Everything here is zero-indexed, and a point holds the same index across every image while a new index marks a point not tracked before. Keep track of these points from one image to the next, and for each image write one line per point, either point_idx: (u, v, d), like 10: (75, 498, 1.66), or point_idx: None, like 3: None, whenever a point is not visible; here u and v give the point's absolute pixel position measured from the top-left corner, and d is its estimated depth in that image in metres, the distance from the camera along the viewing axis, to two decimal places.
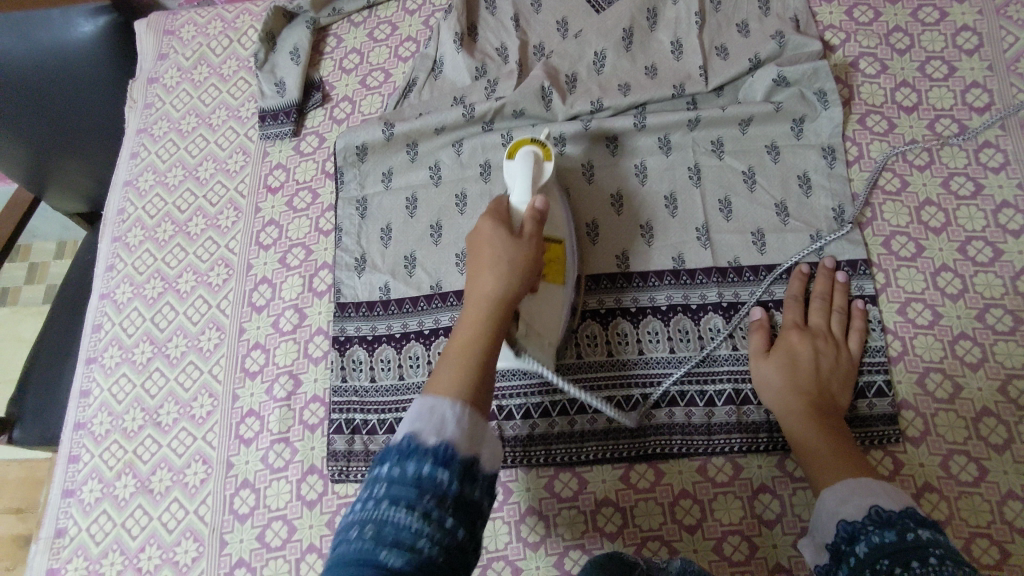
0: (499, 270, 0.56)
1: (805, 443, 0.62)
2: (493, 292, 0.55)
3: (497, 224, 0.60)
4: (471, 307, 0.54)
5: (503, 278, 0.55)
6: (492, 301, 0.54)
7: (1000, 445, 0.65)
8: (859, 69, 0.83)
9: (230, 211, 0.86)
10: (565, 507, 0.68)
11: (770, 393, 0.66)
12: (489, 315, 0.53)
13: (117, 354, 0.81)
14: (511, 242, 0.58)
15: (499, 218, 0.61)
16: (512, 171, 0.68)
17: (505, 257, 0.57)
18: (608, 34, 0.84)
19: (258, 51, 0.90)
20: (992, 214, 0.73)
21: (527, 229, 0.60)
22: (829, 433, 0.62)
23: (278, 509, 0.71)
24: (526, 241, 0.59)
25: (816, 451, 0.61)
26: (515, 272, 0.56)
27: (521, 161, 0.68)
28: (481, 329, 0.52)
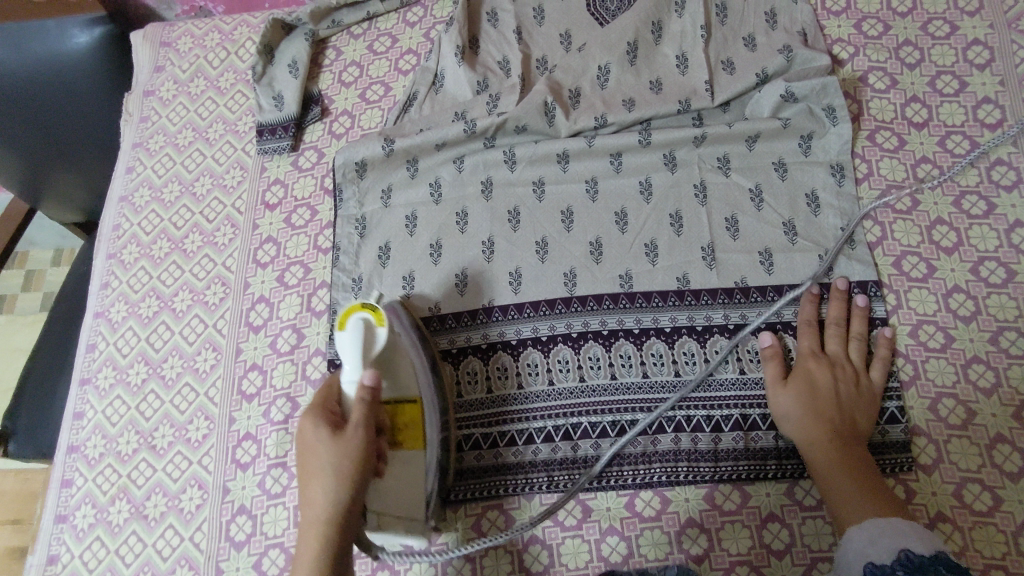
0: (326, 485, 0.51)
1: (829, 480, 0.61)
2: (321, 514, 0.51)
3: (322, 433, 0.53)
4: (303, 518, 0.52)
5: (333, 488, 0.51)
6: (321, 521, 0.51)
7: (1015, 473, 0.63)
8: (868, 84, 0.81)
9: (227, 227, 0.85)
10: (569, 535, 0.66)
11: (790, 424, 0.65)
12: (322, 532, 0.50)
13: (111, 375, 0.79)
14: (332, 448, 0.52)
15: (328, 417, 0.55)
16: (342, 342, 0.59)
17: (328, 467, 0.52)
18: (612, 48, 0.83)
19: (256, 64, 0.88)
20: (1005, 234, 0.72)
21: (353, 421, 0.54)
22: (854, 469, 0.60)
23: (275, 536, 0.69)
24: (353, 438, 0.53)
25: (839, 488, 0.60)
26: (343, 483, 0.51)
27: (352, 337, 0.59)
28: (318, 528, 0.51)
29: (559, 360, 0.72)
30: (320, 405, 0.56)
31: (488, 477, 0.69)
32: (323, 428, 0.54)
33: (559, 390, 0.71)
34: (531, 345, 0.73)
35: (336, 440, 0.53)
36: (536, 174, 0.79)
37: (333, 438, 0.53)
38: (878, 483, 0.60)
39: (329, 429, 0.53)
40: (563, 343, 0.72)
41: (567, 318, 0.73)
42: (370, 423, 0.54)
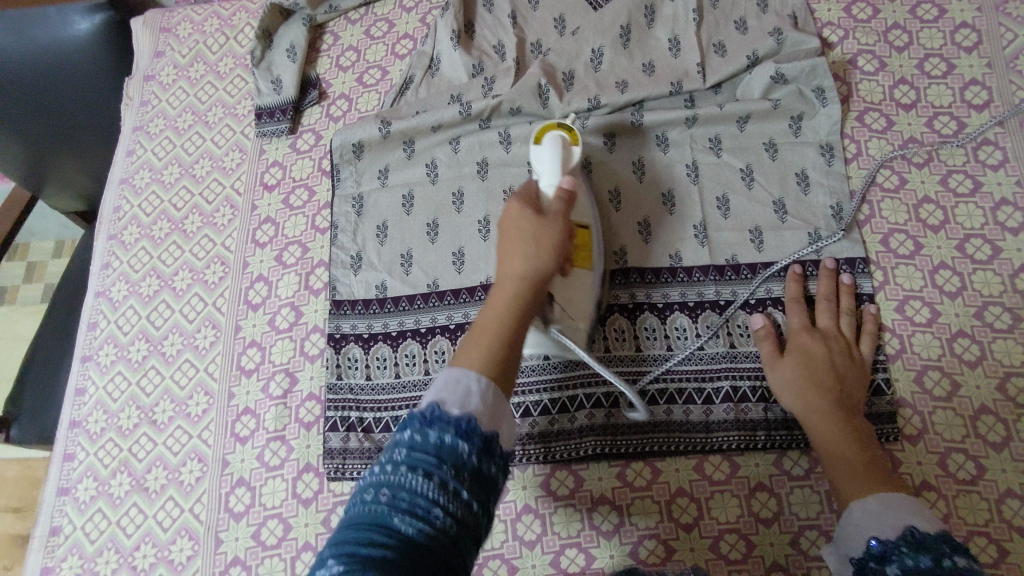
0: (528, 250, 0.55)
1: (838, 445, 0.60)
2: (529, 272, 0.54)
3: (528, 209, 0.58)
4: (506, 280, 0.54)
5: (537, 257, 0.54)
6: (525, 280, 0.53)
7: (998, 443, 0.64)
8: (857, 66, 0.82)
9: (227, 209, 0.86)
10: (562, 504, 0.68)
11: (789, 397, 0.65)
12: (517, 287, 0.53)
13: (113, 352, 0.81)
14: (538, 221, 0.57)
15: (531, 202, 0.59)
16: (540, 152, 0.69)
17: (533, 234, 0.56)
18: (605, 31, 0.84)
19: (255, 49, 0.90)
20: (991, 212, 0.73)
21: (554, 209, 0.59)
22: (860, 438, 0.61)
23: (274, 507, 0.71)
24: (555, 220, 0.58)
25: (842, 459, 0.60)
26: (544, 252, 0.55)
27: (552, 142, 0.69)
28: (516, 292, 0.53)
29: None
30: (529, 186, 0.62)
31: None
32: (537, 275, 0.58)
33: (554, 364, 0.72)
34: None
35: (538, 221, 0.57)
36: (531, 155, 0.81)
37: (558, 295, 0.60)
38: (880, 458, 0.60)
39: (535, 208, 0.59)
40: None
41: None
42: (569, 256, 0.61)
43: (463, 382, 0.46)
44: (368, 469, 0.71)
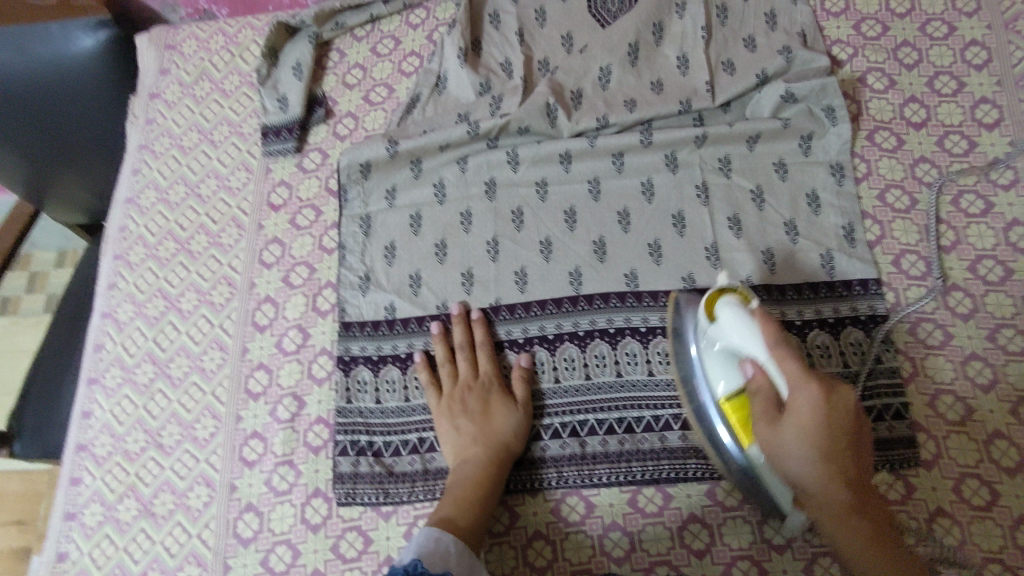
0: (508, 416, 0.69)
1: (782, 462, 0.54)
2: (499, 433, 0.68)
3: (495, 376, 0.73)
4: (480, 436, 0.68)
5: (511, 420, 0.69)
6: (495, 441, 0.68)
7: (1012, 468, 0.64)
8: (867, 84, 0.82)
9: (233, 229, 0.85)
10: (573, 531, 0.67)
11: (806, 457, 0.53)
12: (489, 451, 0.67)
13: (119, 374, 0.80)
14: (507, 398, 0.70)
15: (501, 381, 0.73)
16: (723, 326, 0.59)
17: (511, 408, 0.70)
18: (613, 49, 0.84)
19: (261, 66, 0.89)
20: (1002, 232, 0.73)
21: (519, 390, 0.71)
22: (844, 485, 0.53)
23: (282, 533, 0.70)
24: (521, 401, 0.70)
25: (802, 468, 0.53)
26: (522, 420, 0.70)
27: (729, 312, 0.58)
28: (483, 467, 0.66)
29: (566, 358, 0.73)
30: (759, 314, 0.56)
31: (514, 471, 0.70)
32: (765, 411, 0.54)
33: (565, 388, 0.72)
34: (538, 344, 0.74)
35: (790, 414, 0.53)
36: (539, 175, 0.80)
37: (777, 411, 0.54)
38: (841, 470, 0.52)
39: (771, 404, 0.54)
40: (570, 341, 0.74)
41: (574, 317, 0.74)
42: (826, 390, 0.52)
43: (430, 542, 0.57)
44: (378, 495, 0.70)
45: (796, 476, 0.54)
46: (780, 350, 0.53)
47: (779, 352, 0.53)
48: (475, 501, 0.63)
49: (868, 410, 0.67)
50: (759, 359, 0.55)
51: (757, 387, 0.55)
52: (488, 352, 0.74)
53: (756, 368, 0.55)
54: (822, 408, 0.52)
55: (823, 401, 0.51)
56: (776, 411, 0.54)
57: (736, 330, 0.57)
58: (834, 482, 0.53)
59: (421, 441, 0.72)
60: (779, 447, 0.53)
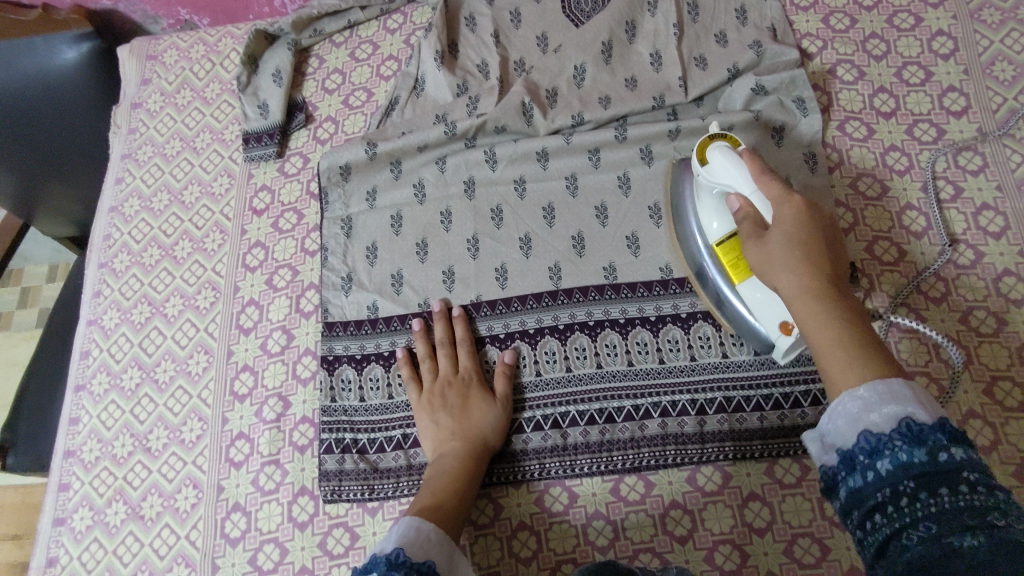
0: (489, 414, 0.70)
1: (816, 331, 0.51)
2: (480, 431, 0.69)
3: (476, 375, 0.73)
4: (460, 433, 0.69)
5: (490, 418, 0.70)
6: (475, 438, 0.68)
7: (987, 446, 0.65)
8: (837, 76, 0.84)
9: (217, 234, 0.86)
10: (557, 521, 0.68)
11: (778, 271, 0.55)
12: (468, 447, 0.68)
13: (106, 381, 0.81)
14: (487, 397, 0.71)
15: (482, 379, 0.73)
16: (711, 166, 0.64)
17: (491, 407, 0.70)
18: (587, 48, 0.85)
19: (241, 74, 0.91)
20: (972, 216, 0.74)
21: (500, 388, 0.72)
22: (853, 312, 0.50)
23: (269, 531, 0.71)
24: (501, 400, 0.71)
25: (818, 318, 0.50)
26: (503, 418, 0.71)
27: (721, 156, 0.63)
28: (463, 463, 0.67)
29: (547, 351, 0.74)
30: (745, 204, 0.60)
31: (498, 464, 0.71)
32: (754, 233, 0.58)
33: (546, 380, 0.73)
34: (519, 338, 0.75)
35: (772, 227, 0.56)
36: (518, 173, 0.82)
37: (768, 237, 0.56)
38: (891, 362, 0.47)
39: (754, 224, 0.58)
40: (550, 334, 0.75)
41: (554, 310, 0.75)
42: (813, 207, 0.57)
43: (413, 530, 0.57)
44: (364, 491, 0.71)
45: (813, 307, 0.52)
46: (765, 178, 0.59)
47: (774, 199, 0.58)
48: (455, 492, 0.64)
49: None
50: (750, 204, 0.60)
51: (744, 217, 0.60)
52: (469, 347, 0.75)
53: (744, 211, 0.60)
54: (803, 212, 0.56)
55: (799, 211, 0.56)
56: (760, 229, 0.58)
57: (732, 172, 0.62)
58: (832, 303, 0.51)
59: (405, 437, 0.73)
60: (775, 255, 0.55)
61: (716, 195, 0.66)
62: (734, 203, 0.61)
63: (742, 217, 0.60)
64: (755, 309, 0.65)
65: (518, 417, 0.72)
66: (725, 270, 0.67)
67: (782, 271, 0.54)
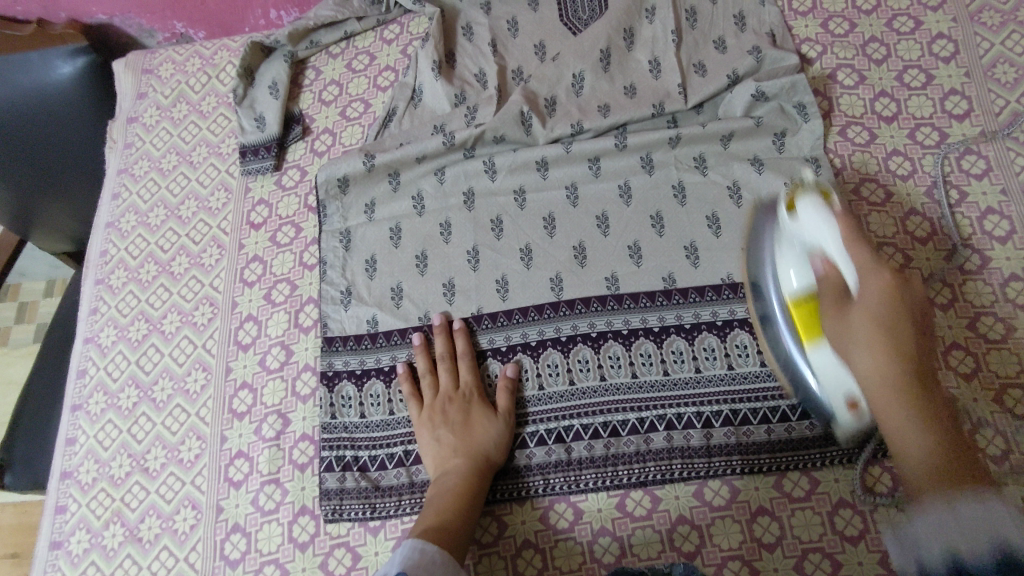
0: (493, 430, 0.69)
1: (892, 423, 0.50)
2: (483, 447, 0.68)
3: (478, 391, 0.72)
4: (463, 450, 0.68)
5: (494, 434, 0.69)
6: (478, 455, 0.67)
7: (999, 456, 0.63)
8: (837, 81, 0.83)
9: (214, 249, 0.85)
10: (562, 538, 0.67)
11: (859, 353, 0.51)
12: (472, 464, 0.67)
13: (102, 400, 0.80)
14: (490, 413, 0.70)
15: (483, 394, 0.72)
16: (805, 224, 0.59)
17: (494, 423, 0.69)
18: (585, 56, 0.84)
19: (237, 87, 0.90)
20: (977, 221, 0.73)
21: (502, 403, 0.71)
22: (937, 422, 0.48)
23: (269, 553, 0.69)
24: (504, 416, 0.70)
25: (907, 426, 0.49)
26: (507, 434, 0.69)
27: (812, 211, 0.59)
28: (467, 481, 0.65)
29: (549, 364, 0.73)
30: (830, 267, 0.56)
31: (502, 480, 0.70)
32: (835, 306, 0.54)
33: (549, 394, 0.72)
34: (521, 351, 0.74)
35: (856, 302, 0.52)
36: (517, 183, 0.81)
37: (850, 317, 0.52)
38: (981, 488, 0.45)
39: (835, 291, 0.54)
40: (553, 346, 0.74)
41: (555, 322, 0.74)
42: (904, 293, 0.51)
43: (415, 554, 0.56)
44: (366, 509, 0.70)
45: (872, 367, 0.50)
46: (855, 248, 0.54)
47: (863, 269, 0.53)
48: (459, 511, 0.63)
49: None
50: (835, 268, 0.55)
51: (825, 284, 0.56)
52: (470, 362, 0.73)
53: (829, 277, 0.55)
54: (890, 298, 0.51)
55: (889, 291, 0.51)
56: (844, 305, 0.54)
57: (824, 230, 0.57)
58: (923, 425, 0.48)
59: (406, 453, 0.72)
60: (860, 366, 0.51)
61: (800, 246, 0.61)
62: (818, 263, 0.57)
63: (824, 283, 0.56)
64: (823, 380, 0.60)
65: (521, 432, 0.71)
66: (798, 332, 0.62)
67: (861, 364, 0.51)
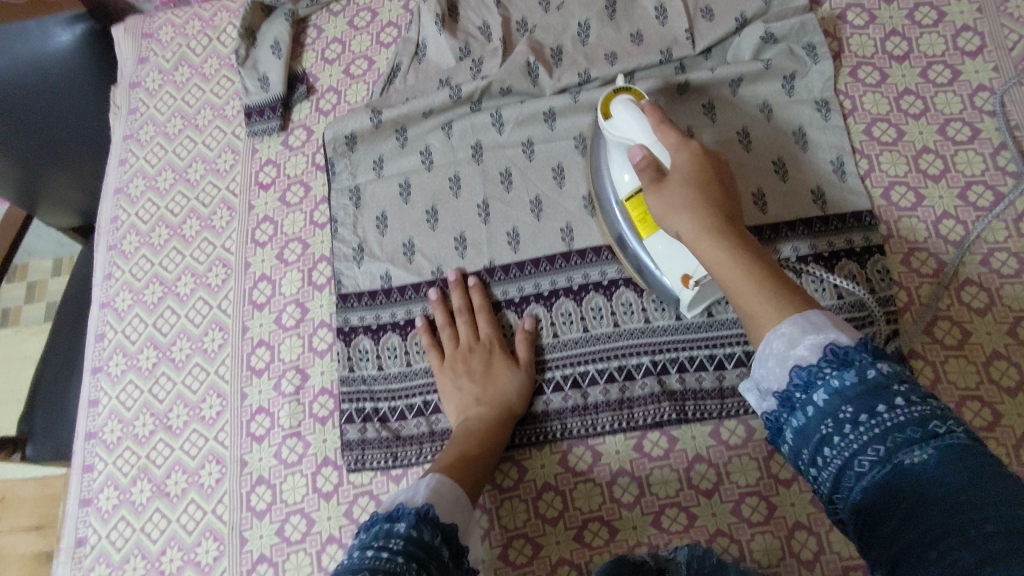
0: (514, 379, 0.70)
1: (725, 274, 0.49)
2: (506, 396, 0.69)
3: (499, 342, 0.73)
4: (484, 400, 0.69)
5: (514, 385, 0.70)
6: (500, 404, 0.69)
7: (1011, 387, 0.65)
8: (848, 21, 0.81)
9: (224, 211, 0.86)
10: (581, 480, 0.68)
11: (676, 211, 0.53)
12: (494, 413, 0.68)
13: (122, 362, 0.81)
14: (511, 364, 0.71)
15: (504, 346, 0.73)
16: (615, 125, 0.61)
17: (513, 376, 0.70)
18: (590, 4, 0.83)
19: (239, 47, 0.89)
20: (990, 157, 0.73)
21: (523, 354, 0.72)
22: (754, 256, 0.49)
23: (295, 503, 0.71)
24: (524, 368, 0.71)
25: (736, 273, 0.48)
26: (527, 384, 0.70)
27: (625, 109, 0.60)
28: (488, 428, 0.67)
29: (562, 313, 0.74)
30: (643, 152, 0.57)
31: (521, 426, 0.71)
32: (653, 184, 0.55)
33: (564, 341, 0.73)
34: (534, 301, 0.75)
35: (672, 174, 0.55)
36: (525, 135, 0.80)
37: (664, 182, 0.55)
38: (802, 299, 0.45)
39: (653, 170, 0.56)
40: (565, 295, 0.74)
41: (567, 272, 0.75)
42: (708, 156, 0.56)
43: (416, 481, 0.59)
44: (388, 458, 0.71)
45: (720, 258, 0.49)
46: (666, 132, 0.57)
47: (672, 146, 0.56)
48: (480, 455, 0.64)
49: None
50: (672, 246, 0.60)
51: (643, 169, 0.56)
52: (489, 314, 0.74)
53: (646, 158, 0.56)
54: (699, 160, 0.55)
55: (699, 159, 0.55)
56: (657, 173, 0.56)
57: (634, 120, 0.59)
58: (739, 241, 0.50)
59: (425, 404, 0.73)
60: (676, 203, 0.53)
61: (620, 149, 0.62)
62: (637, 153, 0.57)
63: (641, 169, 0.56)
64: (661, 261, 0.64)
65: (538, 380, 0.72)
66: (653, 256, 0.65)
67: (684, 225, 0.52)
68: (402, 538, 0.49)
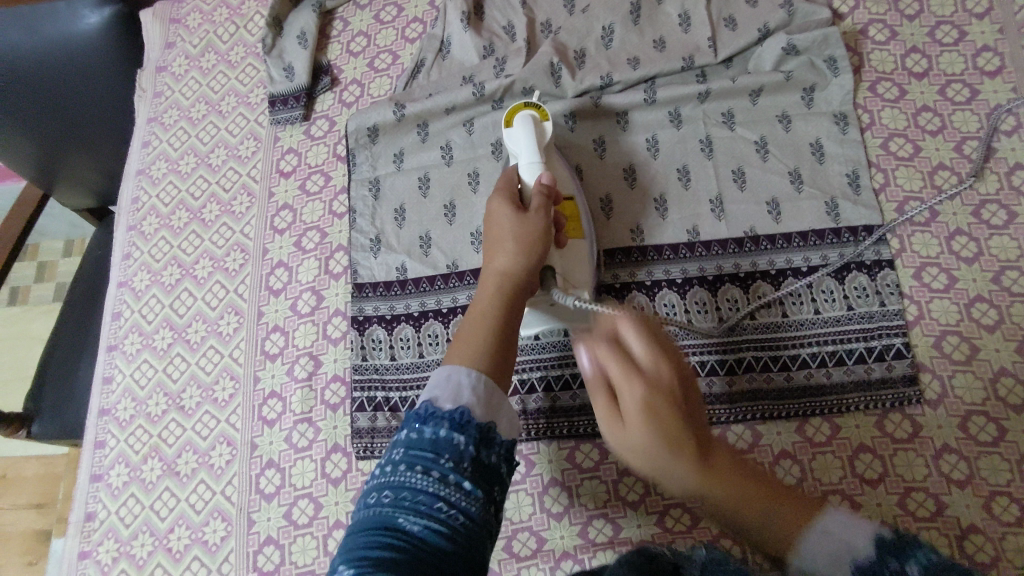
0: (510, 250, 0.60)
1: (672, 481, 0.49)
2: (509, 270, 0.59)
3: (509, 205, 0.63)
4: (491, 281, 0.59)
5: (517, 253, 0.59)
6: (508, 279, 0.59)
7: (1018, 404, 0.65)
8: (869, 36, 0.82)
9: (244, 196, 0.87)
10: (587, 477, 0.69)
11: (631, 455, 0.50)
12: (503, 285, 0.58)
13: (138, 341, 0.82)
14: (517, 217, 0.61)
15: (510, 196, 0.64)
16: (516, 134, 0.70)
17: (514, 235, 0.60)
18: (615, 9, 0.84)
19: (266, 36, 0.90)
20: (1005, 177, 0.74)
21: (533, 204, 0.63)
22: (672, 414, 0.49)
23: (303, 487, 0.72)
24: (534, 218, 0.61)
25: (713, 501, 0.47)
26: (526, 250, 0.60)
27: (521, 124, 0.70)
28: (492, 302, 0.57)
29: None
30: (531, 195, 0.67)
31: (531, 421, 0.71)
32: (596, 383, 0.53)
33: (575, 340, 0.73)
34: None
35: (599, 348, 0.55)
36: None
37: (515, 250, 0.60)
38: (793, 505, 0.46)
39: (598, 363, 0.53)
40: None
41: None
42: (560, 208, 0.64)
43: (455, 379, 0.50)
44: None
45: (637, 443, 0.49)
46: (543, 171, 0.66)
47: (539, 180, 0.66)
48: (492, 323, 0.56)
49: (867, 351, 0.69)
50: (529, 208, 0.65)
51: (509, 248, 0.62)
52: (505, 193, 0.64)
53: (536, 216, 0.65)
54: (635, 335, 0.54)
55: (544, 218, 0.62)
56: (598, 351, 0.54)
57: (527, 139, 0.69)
58: (695, 462, 0.47)
59: None
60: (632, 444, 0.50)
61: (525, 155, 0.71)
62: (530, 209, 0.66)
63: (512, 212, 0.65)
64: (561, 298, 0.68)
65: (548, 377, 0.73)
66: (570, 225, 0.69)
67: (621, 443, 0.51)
68: (452, 459, 0.46)
